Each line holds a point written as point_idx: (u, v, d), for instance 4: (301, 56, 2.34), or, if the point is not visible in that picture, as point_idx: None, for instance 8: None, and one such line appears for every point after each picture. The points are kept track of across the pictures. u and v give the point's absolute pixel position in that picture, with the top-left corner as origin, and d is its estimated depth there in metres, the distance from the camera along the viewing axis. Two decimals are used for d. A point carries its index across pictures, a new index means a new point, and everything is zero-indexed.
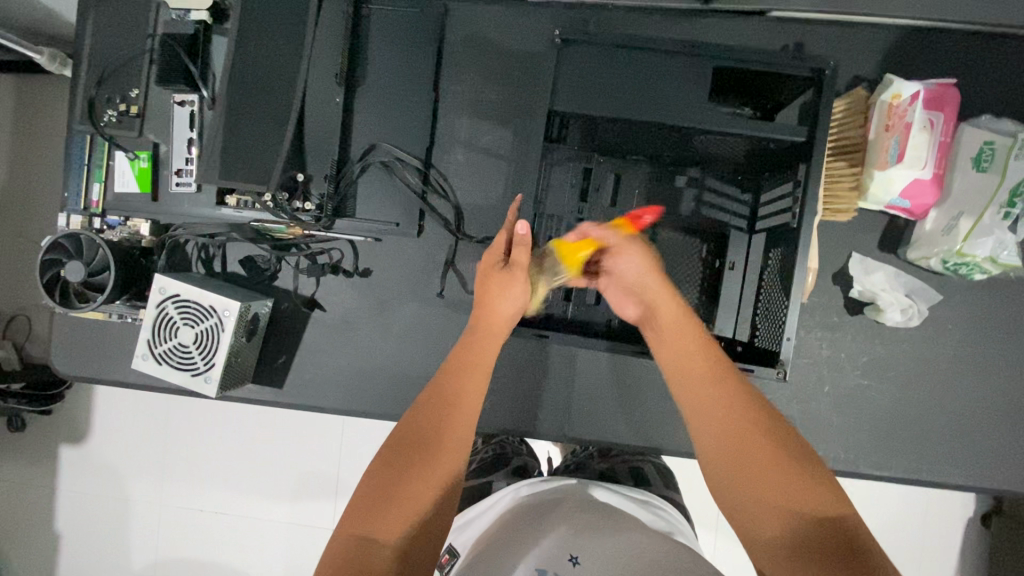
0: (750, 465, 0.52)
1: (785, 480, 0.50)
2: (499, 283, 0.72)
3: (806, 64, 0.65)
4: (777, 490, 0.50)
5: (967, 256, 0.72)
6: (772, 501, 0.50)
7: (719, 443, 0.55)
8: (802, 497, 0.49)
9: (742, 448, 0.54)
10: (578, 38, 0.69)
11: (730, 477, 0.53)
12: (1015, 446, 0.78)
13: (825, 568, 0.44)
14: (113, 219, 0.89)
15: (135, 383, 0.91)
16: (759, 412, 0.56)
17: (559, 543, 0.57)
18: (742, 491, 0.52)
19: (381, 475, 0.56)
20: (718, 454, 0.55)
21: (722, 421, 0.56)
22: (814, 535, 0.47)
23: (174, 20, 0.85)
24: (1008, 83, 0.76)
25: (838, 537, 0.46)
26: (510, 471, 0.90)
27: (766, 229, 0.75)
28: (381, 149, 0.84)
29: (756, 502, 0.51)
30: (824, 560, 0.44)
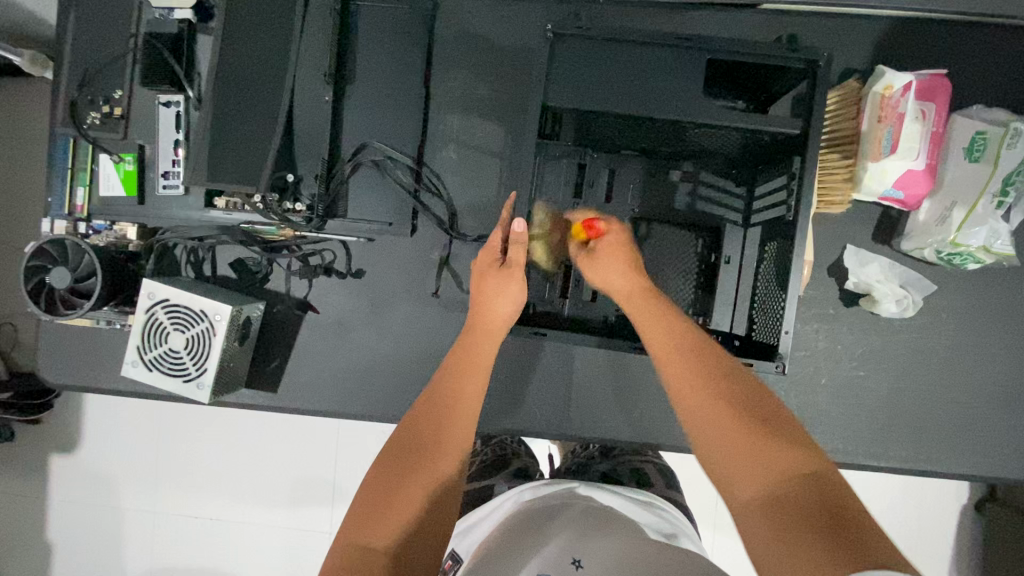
0: (729, 430, 0.52)
1: (764, 441, 0.50)
2: (497, 282, 0.71)
3: (799, 56, 0.65)
4: (757, 452, 0.49)
5: (961, 246, 0.72)
6: (755, 466, 0.49)
7: (700, 410, 0.54)
8: (782, 457, 0.48)
9: (721, 414, 0.53)
10: (570, 32, 0.68)
11: (710, 442, 0.52)
12: (1009, 433, 0.78)
13: (809, 526, 0.43)
14: (100, 224, 0.87)
15: (125, 390, 0.89)
16: (738, 379, 0.56)
17: (562, 547, 0.57)
18: (722, 455, 0.51)
19: (378, 480, 0.56)
20: (698, 421, 0.54)
21: (702, 389, 0.55)
22: (795, 495, 0.46)
23: (157, 19, 0.83)
24: (997, 73, 0.77)
25: (819, 494, 0.45)
26: (510, 473, 0.89)
27: (761, 222, 0.75)
28: (371, 149, 0.83)
29: (737, 466, 0.50)
30: (805, 518, 0.44)
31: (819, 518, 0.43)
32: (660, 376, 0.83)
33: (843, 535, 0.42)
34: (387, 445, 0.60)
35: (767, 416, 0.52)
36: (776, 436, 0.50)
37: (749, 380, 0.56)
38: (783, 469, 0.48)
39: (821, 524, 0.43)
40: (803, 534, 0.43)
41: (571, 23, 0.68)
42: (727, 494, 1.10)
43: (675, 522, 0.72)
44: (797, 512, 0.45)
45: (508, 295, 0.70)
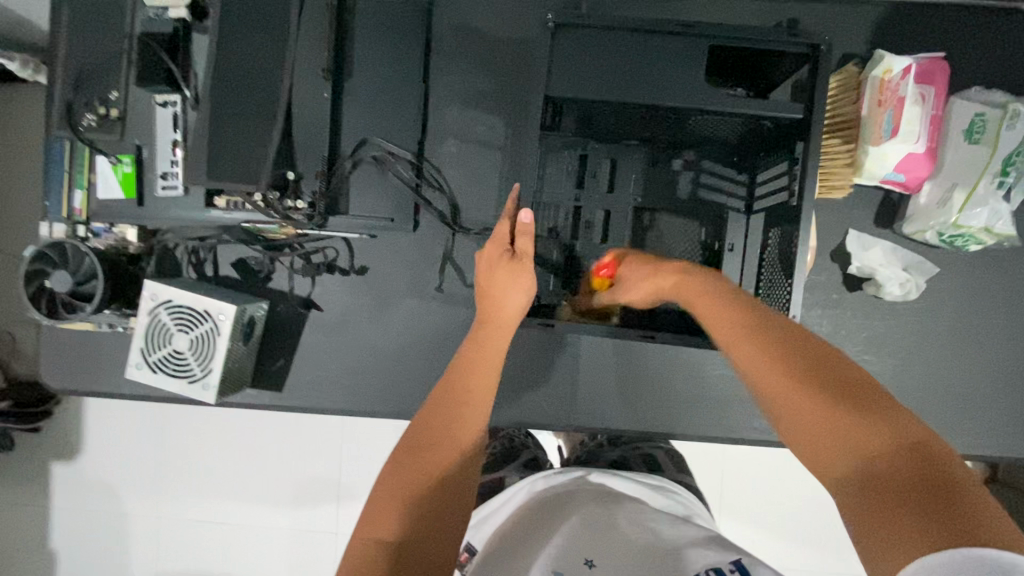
0: (813, 402, 0.48)
1: (853, 416, 0.46)
2: (506, 274, 0.70)
3: (801, 40, 0.65)
4: (846, 425, 0.46)
5: (962, 228, 0.73)
6: (846, 443, 0.46)
7: (778, 383, 0.50)
8: (872, 426, 0.45)
9: (800, 389, 0.49)
10: (572, 21, 0.68)
11: (792, 415, 0.49)
12: (1014, 413, 0.79)
13: (914, 504, 0.40)
14: (99, 228, 0.87)
15: (129, 394, 0.88)
16: (812, 346, 0.52)
17: (575, 543, 0.55)
18: (808, 429, 0.48)
19: (391, 480, 0.56)
20: (774, 394, 0.50)
21: (778, 360, 0.51)
22: (893, 468, 0.43)
23: (152, 20, 0.83)
24: (995, 56, 0.77)
25: (919, 464, 0.42)
26: (520, 465, 0.92)
27: (763, 208, 0.75)
28: (372, 143, 0.83)
29: (827, 439, 0.46)
30: (908, 493, 0.41)
31: (926, 494, 0.40)
32: (666, 365, 0.83)
33: (951, 507, 0.39)
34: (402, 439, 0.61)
35: (850, 383, 0.49)
36: (863, 404, 0.47)
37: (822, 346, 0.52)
38: (876, 440, 0.45)
39: (927, 498, 0.40)
40: (906, 509, 0.40)
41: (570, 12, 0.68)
42: (732, 481, 1.10)
43: (688, 506, 0.72)
44: (900, 485, 0.42)
45: (515, 286, 0.70)
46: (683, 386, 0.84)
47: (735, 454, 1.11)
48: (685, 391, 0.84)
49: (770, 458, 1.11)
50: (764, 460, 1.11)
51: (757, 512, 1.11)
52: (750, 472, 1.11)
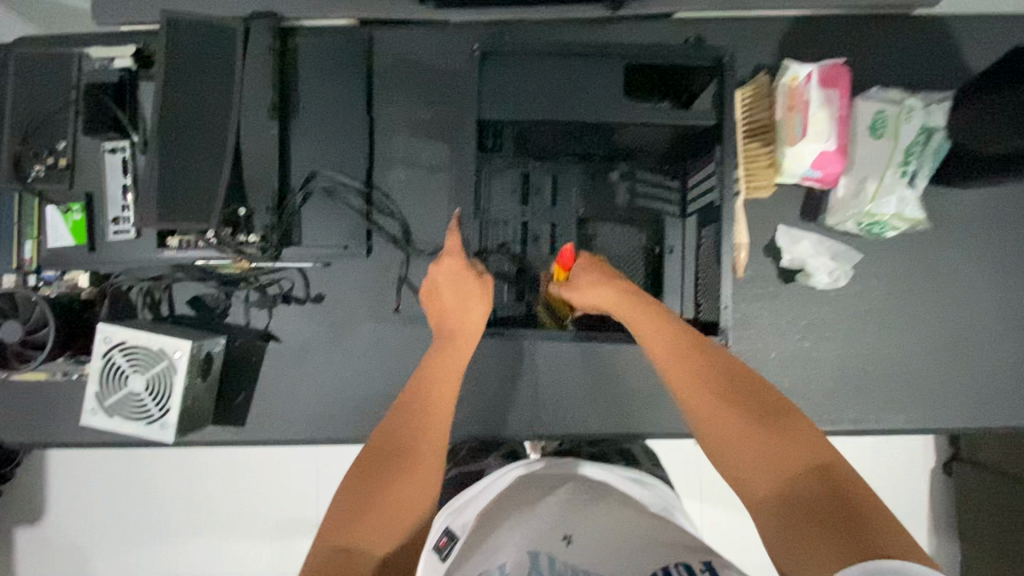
0: (741, 432, 0.54)
1: (771, 440, 0.53)
2: (463, 292, 0.75)
3: (706, 54, 0.71)
4: (770, 452, 0.52)
5: (876, 215, 0.78)
6: (765, 463, 0.52)
7: (710, 414, 0.57)
8: (796, 452, 0.52)
9: (725, 413, 0.56)
10: (498, 50, 0.72)
11: (722, 443, 0.55)
12: (951, 385, 0.83)
13: (820, 522, 0.47)
14: (50, 274, 0.87)
15: (89, 441, 0.87)
16: (745, 380, 0.58)
17: (551, 521, 0.57)
18: (738, 457, 0.54)
19: (358, 486, 0.57)
20: (705, 424, 0.57)
21: (709, 390, 0.58)
22: (805, 489, 0.49)
23: (98, 70, 0.84)
24: (888, 59, 0.85)
25: (832, 489, 0.48)
26: (501, 455, 0.86)
27: (697, 210, 0.80)
28: (323, 176, 0.86)
29: (753, 464, 0.53)
30: (818, 513, 0.47)
31: (831, 514, 0.47)
32: (623, 366, 0.86)
33: (851, 526, 0.45)
34: (367, 448, 0.61)
35: (777, 411, 0.55)
36: (787, 432, 0.53)
37: (755, 380, 0.58)
38: (795, 465, 0.51)
39: (833, 518, 0.46)
40: (819, 530, 0.46)
41: (496, 41, 0.72)
42: (707, 477, 1.13)
43: (670, 495, 0.65)
44: (812, 507, 0.48)
45: (472, 301, 0.75)
46: (639, 386, 0.86)
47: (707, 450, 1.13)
48: (642, 390, 0.86)
49: None
50: None
51: (733, 504, 1.13)
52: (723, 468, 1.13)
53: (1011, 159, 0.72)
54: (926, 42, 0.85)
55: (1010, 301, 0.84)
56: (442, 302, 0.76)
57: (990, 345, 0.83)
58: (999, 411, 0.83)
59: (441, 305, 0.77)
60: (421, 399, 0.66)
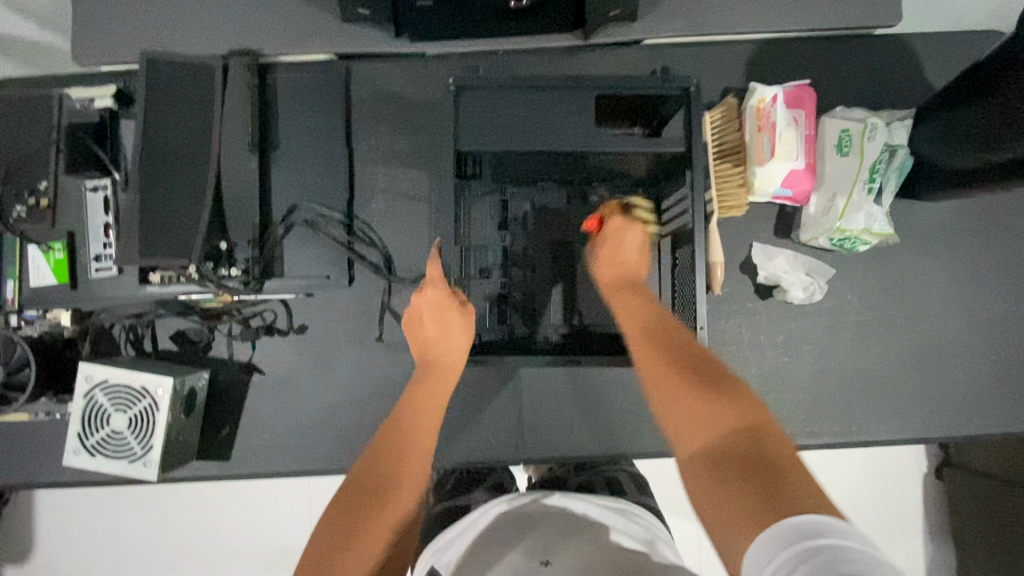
0: (684, 396, 0.56)
1: (704, 400, 0.54)
2: (443, 321, 0.75)
3: (674, 84, 0.73)
4: (708, 414, 0.53)
5: (846, 231, 0.80)
6: (700, 423, 0.53)
7: (661, 381, 0.59)
8: (732, 416, 0.52)
9: (669, 377, 0.58)
10: (470, 84, 0.74)
11: (668, 407, 0.57)
12: (930, 394, 0.85)
13: (738, 475, 0.46)
14: (30, 314, 0.85)
15: (72, 481, 0.86)
16: (701, 358, 0.60)
17: (530, 547, 0.57)
18: (681, 418, 0.55)
19: (337, 525, 0.56)
20: (657, 391, 0.59)
21: (660, 358, 0.61)
22: (730, 447, 0.49)
23: (78, 110, 0.87)
24: (851, 79, 0.87)
25: (757, 451, 0.48)
26: (488, 488, 0.79)
27: (671, 232, 0.81)
28: (304, 208, 0.87)
29: (692, 424, 0.53)
30: (739, 468, 0.47)
31: (751, 469, 0.46)
32: (606, 386, 0.87)
33: (771, 482, 0.45)
34: (345, 486, 0.61)
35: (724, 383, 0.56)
36: (728, 399, 0.54)
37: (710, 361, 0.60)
38: (729, 427, 0.51)
39: (755, 474, 0.46)
40: (736, 483, 0.46)
41: (470, 76, 0.74)
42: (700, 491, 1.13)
43: (650, 528, 0.65)
44: (738, 464, 0.47)
45: (454, 330, 0.75)
46: (623, 406, 0.87)
47: None
48: (626, 410, 0.87)
49: None
50: None
51: None
52: None
53: (1011, 167, 0.69)
54: (889, 61, 0.88)
55: (983, 311, 0.85)
56: (424, 332, 0.76)
57: (966, 355, 0.85)
58: (977, 419, 0.84)
59: (423, 334, 0.76)
60: (398, 435, 0.66)
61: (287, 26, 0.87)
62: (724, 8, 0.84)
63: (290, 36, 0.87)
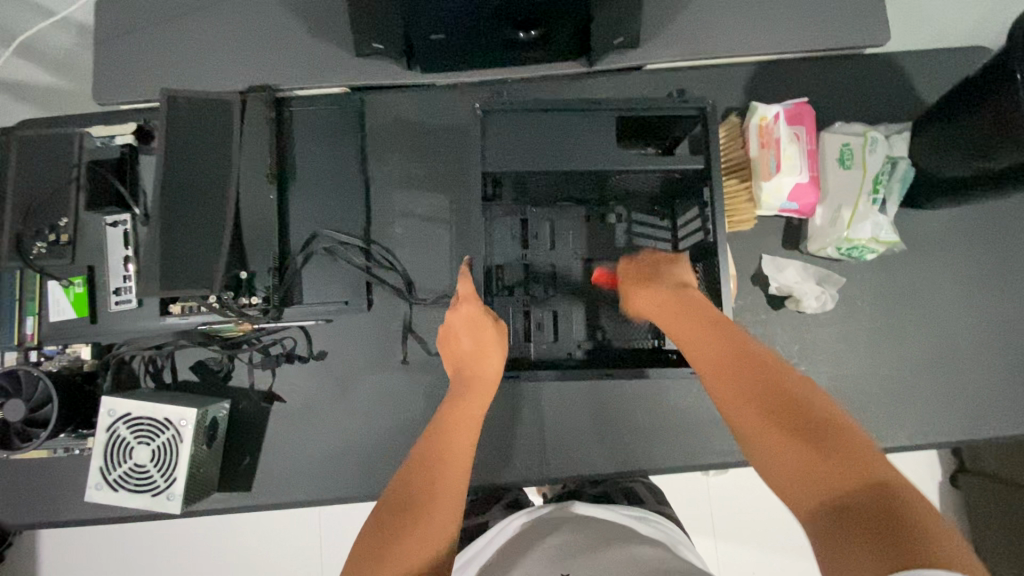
0: (784, 439, 0.49)
1: (812, 445, 0.48)
2: (477, 342, 0.76)
3: (690, 104, 0.77)
4: (818, 463, 0.47)
5: (855, 240, 0.82)
6: (808, 472, 0.47)
7: (751, 419, 0.52)
8: (847, 465, 0.46)
9: (761, 416, 0.52)
10: (496, 108, 0.77)
11: (768, 455, 0.50)
12: (946, 397, 0.86)
13: (863, 535, 0.41)
14: (51, 350, 0.86)
15: (90, 518, 0.85)
16: (799, 391, 0.52)
17: (552, 560, 0.55)
18: (784, 471, 0.48)
19: (376, 532, 0.57)
20: (754, 435, 0.52)
21: (751, 393, 0.54)
22: (850, 500, 0.44)
23: (99, 148, 0.88)
24: (847, 95, 0.91)
25: (883, 506, 0.42)
26: (505, 504, 0.83)
27: (689, 246, 0.83)
28: (323, 236, 0.87)
29: (794, 473, 0.48)
30: (864, 525, 0.42)
31: (877, 523, 0.41)
32: (626, 401, 0.87)
33: (899, 539, 0.40)
34: (383, 498, 0.62)
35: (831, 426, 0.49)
36: (838, 446, 0.47)
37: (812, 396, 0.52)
38: (845, 479, 0.45)
39: (882, 531, 0.41)
40: (859, 543, 0.41)
41: (496, 101, 0.78)
42: (717, 505, 1.14)
43: (669, 533, 0.66)
44: (863, 522, 0.42)
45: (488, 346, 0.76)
46: (644, 421, 0.87)
47: (715, 480, 1.14)
48: (647, 425, 0.87)
49: (749, 480, 1.15)
50: (744, 482, 1.14)
51: (746, 532, 1.13)
52: (733, 495, 1.14)
53: (1005, 175, 0.73)
54: (882, 78, 0.91)
55: (990, 314, 0.87)
56: (460, 347, 0.77)
57: (976, 358, 0.86)
58: (993, 422, 0.85)
59: (458, 353, 0.78)
60: (433, 448, 0.66)
61: (303, 64, 0.91)
62: (722, 33, 0.88)
63: (308, 71, 0.90)
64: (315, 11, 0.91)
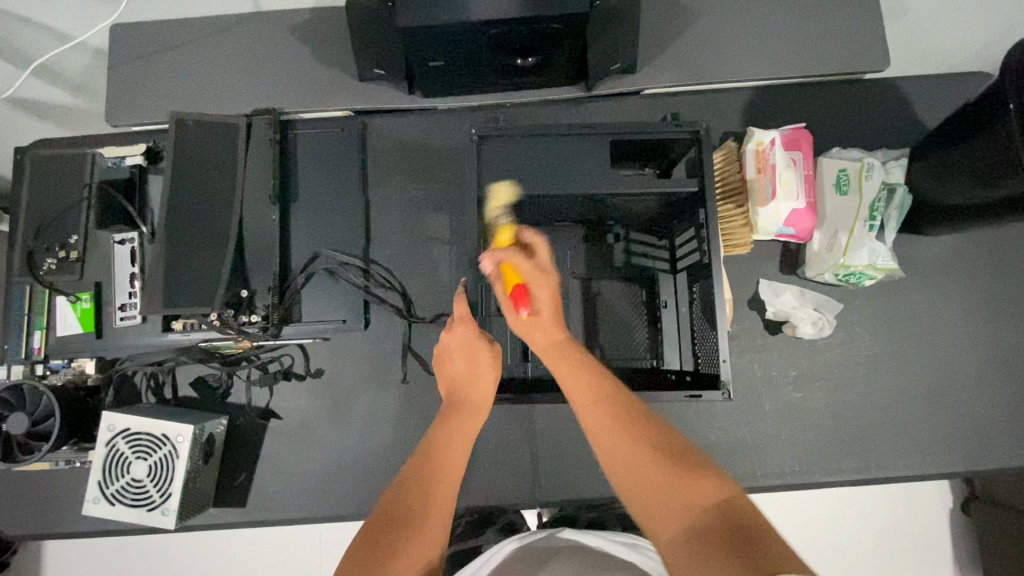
0: (636, 461, 0.57)
1: (663, 466, 0.56)
2: (480, 357, 0.77)
3: (684, 128, 0.78)
4: (670, 485, 0.54)
5: (851, 267, 0.81)
6: (666, 504, 0.53)
7: (611, 447, 0.60)
8: (682, 475, 0.55)
9: (613, 435, 0.60)
10: (492, 134, 0.79)
11: (633, 488, 0.56)
12: (949, 427, 0.84)
13: (722, 555, 0.46)
14: (57, 363, 0.88)
15: (89, 530, 0.87)
16: (640, 419, 0.61)
17: None
18: (648, 503, 0.54)
19: (368, 544, 0.58)
20: (615, 467, 0.58)
21: (610, 422, 0.61)
22: (708, 520, 0.50)
23: (110, 168, 0.91)
24: (846, 120, 0.91)
25: (733, 521, 0.50)
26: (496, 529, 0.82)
27: (686, 268, 0.83)
28: (325, 257, 0.89)
29: (654, 501, 0.54)
30: (720, 540, 0.48)
31: (729, 537, 0.48)
32: None
33: (746, 547, 0.47)
34: (377, 510, 0.63)
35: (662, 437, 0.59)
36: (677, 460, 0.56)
37: (655, 423, 0.61)
38: (699, 502, 0.52)
39: (732, 554, 0.46)
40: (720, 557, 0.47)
41: (492, 126, 0.79)
42: None
43: None
44: (712, 540, 0.48)
45: (482, 365, 0.77)
46: None
47: None
48: None
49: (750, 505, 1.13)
50: None
51: None
52: None
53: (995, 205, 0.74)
54: (880, 103, 0.91)
55: (994, 342, 0.86)
56: (454, 369, 0.78)
57: (980, 388, 0.85)
58: (997, 453, 0.83)
59: (455, 374, 0.78)
60: (427, 463, 0.67)
61: (308, 88, 0.93)
62: (720, 59, 0.89)
63: (315, 95, 0.93)
64: (321, 37, 0.93)
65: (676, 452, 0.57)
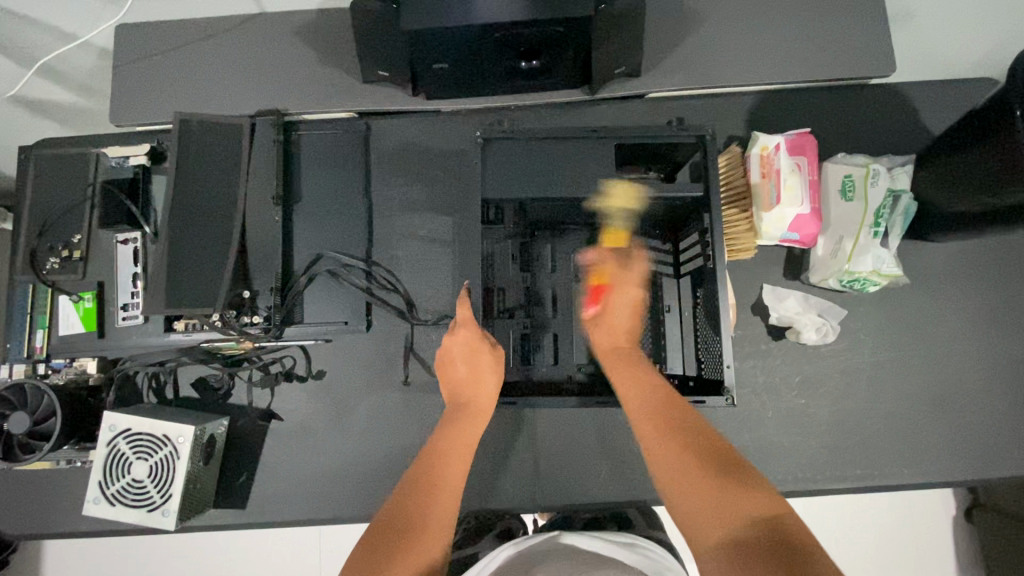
0: (682, 468, 0.57)
1: (708, 476, 0.55)
2: (483, 360, 0.77)
3: (689, 132, 0.78)
4: (714, 498, 0.53)
5: (855, 273, 0.81)
6: (708, 515, 0.52)
7: (661, 453, 0.60)
8: (726, 486, 0.54)
9: (663, 444, 0.61)
10: (496, 136, 0.79)
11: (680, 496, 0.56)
12: (953, 435, 0.83)
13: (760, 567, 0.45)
14: (59, 363, 0.88)
15: (89, 530, 0.86)
16: (692, 430, 0.61)
17: None
18: (692, 512, 0.54)
19: (368, 551, 0.57)
20: (665, 478, 0.58)
21: (659, 431, 0.62)
22: (750, 534, 0.49)
23: (114, 168, 0.91)
24: (850, 126, 0.91)
25: (779, 537, 0.48)
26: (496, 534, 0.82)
27: (690, 271, 0.83)
28: (328, 258, 0.89)
29: (699, 511, 0.53)
30: (757, 554, 0.47)
31: (771, 552, 0.46)
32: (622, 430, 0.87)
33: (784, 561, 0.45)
34: (378, 514, 0.62)
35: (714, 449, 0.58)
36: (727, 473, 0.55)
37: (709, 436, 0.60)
38: (743, 514, 0.51)
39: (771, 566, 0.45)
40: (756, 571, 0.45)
41: (496, 129, 0.79)
42: None
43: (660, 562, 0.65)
44: (754, 554, 0.47)
45: (485, 370, 0.76)
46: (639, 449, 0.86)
47: None
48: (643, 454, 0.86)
49: None
50: None
51: None
52: None
53: (995, 212, 0.74)
54: (885, 108, 0.91)
55: (998, 350, 0.85)
56: (456, 373, 0.77)
57: (984, 396, 0.84)
58: (1002, 462, 0.83)
59: (456, 378, 0.78)
60: (427, 468, 0.67)
61: (312, 90, 0.93)
62: (725, 63, 0.89)
63: (319, 97, 0.93)
64: (325, 39, 0.93)
65: (725, 465, 0.56)
